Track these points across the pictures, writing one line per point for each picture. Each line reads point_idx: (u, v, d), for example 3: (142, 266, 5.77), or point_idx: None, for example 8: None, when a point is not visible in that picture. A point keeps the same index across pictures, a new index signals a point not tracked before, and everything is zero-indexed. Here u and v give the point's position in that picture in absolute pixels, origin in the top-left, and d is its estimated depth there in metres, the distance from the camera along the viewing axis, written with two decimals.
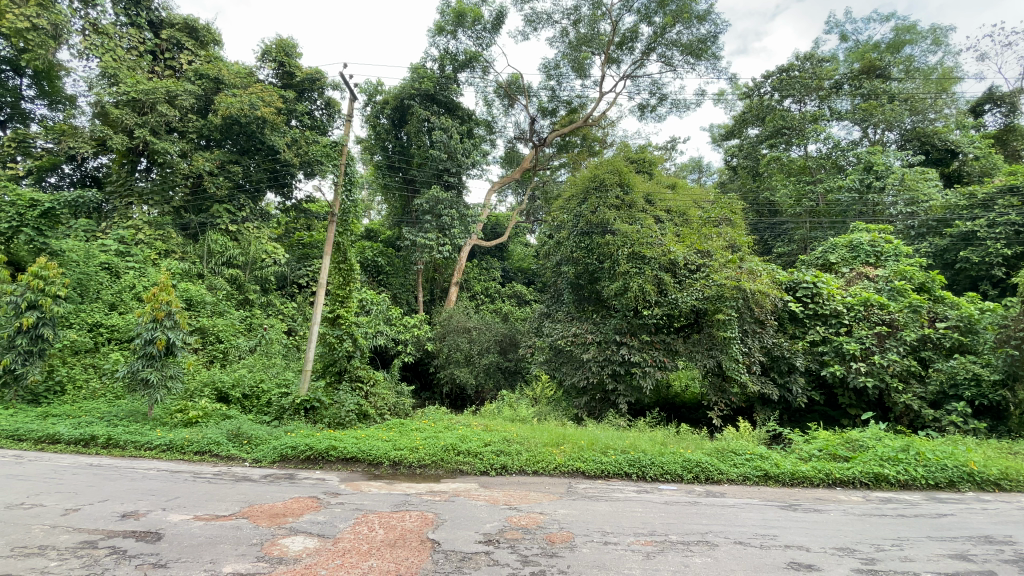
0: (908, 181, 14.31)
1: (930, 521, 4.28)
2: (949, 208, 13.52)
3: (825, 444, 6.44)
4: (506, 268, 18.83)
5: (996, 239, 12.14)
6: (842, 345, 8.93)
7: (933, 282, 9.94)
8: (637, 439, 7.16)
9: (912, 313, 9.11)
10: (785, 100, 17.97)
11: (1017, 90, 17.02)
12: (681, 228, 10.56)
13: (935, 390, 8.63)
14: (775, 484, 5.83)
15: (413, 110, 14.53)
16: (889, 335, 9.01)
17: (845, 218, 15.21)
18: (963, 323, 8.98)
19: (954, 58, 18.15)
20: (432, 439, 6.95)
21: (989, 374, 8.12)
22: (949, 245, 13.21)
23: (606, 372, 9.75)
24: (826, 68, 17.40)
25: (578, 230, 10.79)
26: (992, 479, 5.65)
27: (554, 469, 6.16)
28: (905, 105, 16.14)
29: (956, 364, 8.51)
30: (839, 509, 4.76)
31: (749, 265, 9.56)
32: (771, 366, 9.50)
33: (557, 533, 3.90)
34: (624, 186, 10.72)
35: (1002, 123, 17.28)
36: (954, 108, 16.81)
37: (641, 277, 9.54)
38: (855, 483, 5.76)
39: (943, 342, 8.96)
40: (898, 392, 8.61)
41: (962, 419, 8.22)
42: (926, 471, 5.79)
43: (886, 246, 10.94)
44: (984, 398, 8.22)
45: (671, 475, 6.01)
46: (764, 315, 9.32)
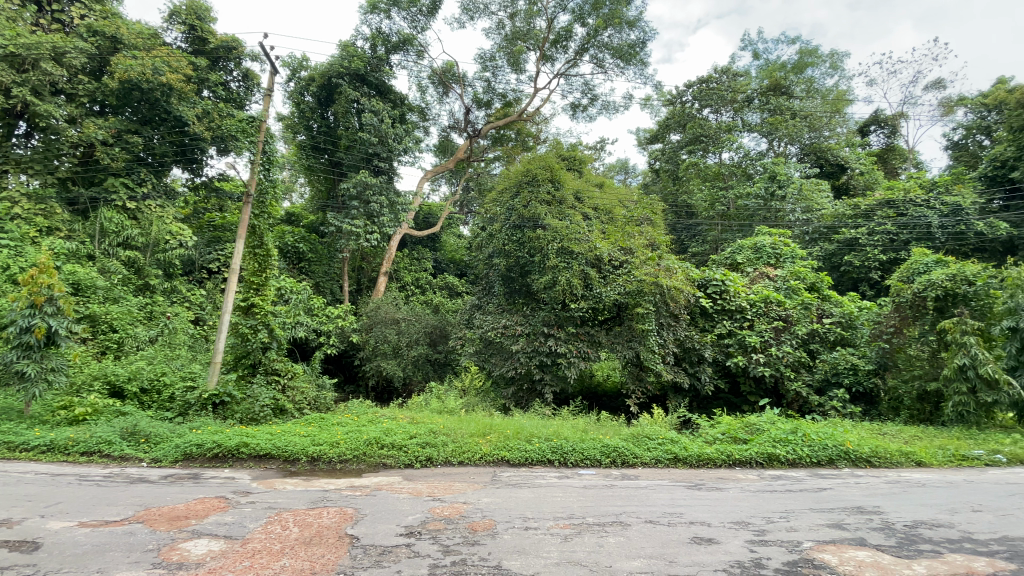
0: (805, 192, 15.91)
1: (813, 495, 4.82)
2: (838, 216, 15.22)
3: (728, 428, 7.05)
4: (438, 259, 18.60)
5: (875, 246, 14.03)
6: (745, 337, 9.78)
7: (821, 282, 11.13)
8: (561, 427, 7.41)
9: (804, 310, 10.18)
10: (704, 109, 19.16)
11: (897, 115, 19.37)
12: (607, 226, 10.97)
13: (821, 378, 9.68)
14: (683, 466, 6.28)
15: (341, 90, 13.80)
16: (784, 329, 10.01)
17: (751, 222, 16.56)
18: (845, 320, 10.09)
19: (847, 82, 20.30)
20: (354, 433, 6.74)
21: (865, 364, 9.43)
22: (836, 249, 14.80)
23: (534, 363, 9.97)
24: (740, 82, 18.75)
25: (511, 224, 10.84)
26: (863, 456, 6.44)
27: (479, 459, 6.23)
28: (805, 121, 17.83)
29: (839, 356, 9.68)
30: (737, 487, 5.23)
31: (667, 263, 10.12)
32: (683, 357, 10.17)
33: (479, 522, 3.95)
34: (555, 182, 10.94)
35: (885, 143, 19.63)
36: (845, 127, 18.80)
37: (569, 271, 9.86)
38: (752, 463, 6.35)
39: (828, 335, 9.98)
40: (791, 380, 9.56)
41: (841, 403, 9.33)
42: (811, 450, 6.51)
43: (784, 249, 12.19)
44: (860, 384, 9.44)
45: (591, 461, 6.27)
46: (678, 310, 9.94)
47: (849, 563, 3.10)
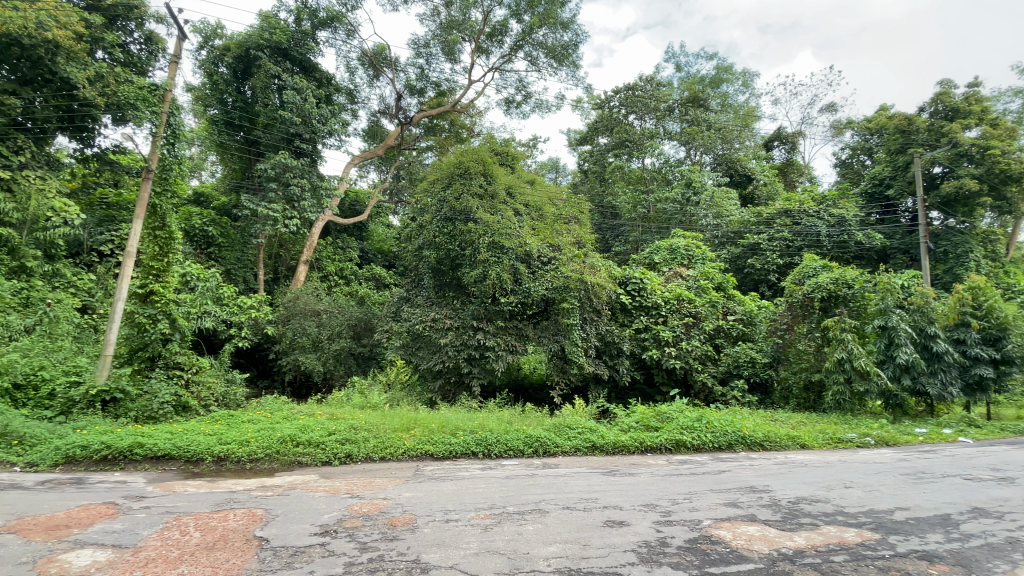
0: (716, 199, 17.25)
1: (713, 477, 5.28)
2: (743, 223, 16.74)
3: (642, 417, 7.51)
4: (364, 249, 17.99)
5: (774, 250, 15.54)
6: (660, 332, 10.46)
7: (727, 283, 12.13)
8: (485, 419, 7.49)
9: (711, 307, 11.05)
10: (630, 115, 19.98)
11: (796, 133, 21.47)
12: (537, 222, 11.17)
13: (725, 370, 10.45)
14: (600, 453, 6.61)
15: (261, 64, 12.88)
16: (694, 325, 10.82)
17: (669, 225, 17.61)
18: (746, 317, 11.07)
19: (756, 99, 22.14)
20: (267, 430, 6.38)
21: (761, 358, 10.41)
22: (741, 253, 16.19)
23: (462, 356, 9.95)
24: (662, 92, 19.79)
25: (441, 215, 10.64)
26: (758, 440, 7.12)
27: (402, 453, 6.15)
28: (718, 133, 19.25)
29: (740, 350, 10.55)
30: (647, 472, 5.59)
31: (592, 261, 10.64)
32: (604, 350, 10.61)
33: (398, 517, 3.91)
34: (487, 176, 10.84)
35: (786, 157, 21.68)
36: (753, 141, 20.52)
37: (500, 266, 9.93)
38: (661, 449, 6.81)
39: (731, 331, 10.90)
40: (698, 371, 10.36)
41: (741, 393, 10.27)
42: (713, 436, 7.10)
43: (696, 251, 13.21)
44: (757, 375, 10.44)
45: (513, 452, 6.41)
46: (600, 305, 10.43)
47: (741, 537, 3.42)
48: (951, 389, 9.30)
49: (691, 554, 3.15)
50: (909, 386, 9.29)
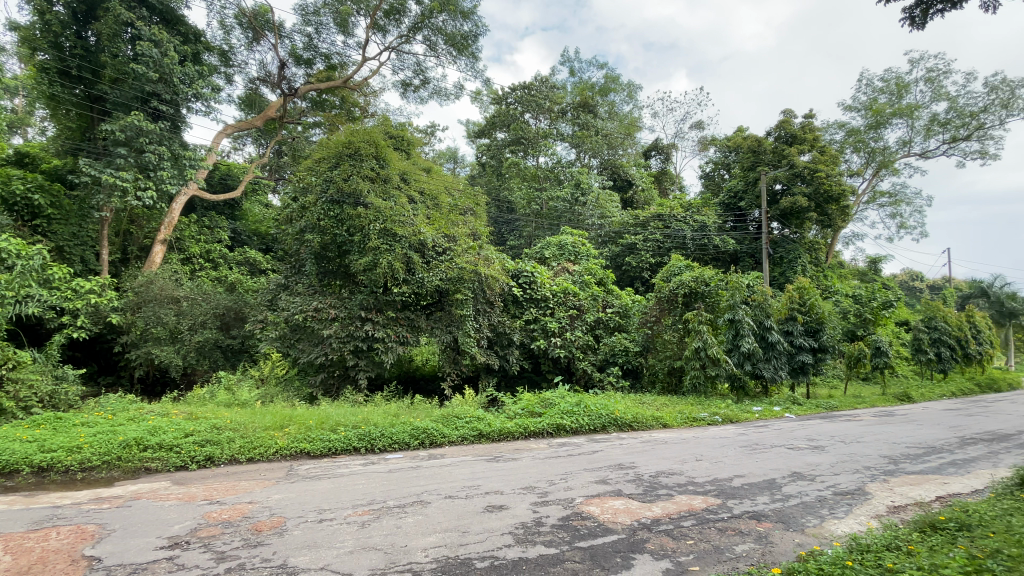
0: (600, 201, 18.50)
1: (587, 457, 5.67)
2: (624, 224, 18.14)
3: (527, 404, 7.83)
4: (236, 229, 16.22)
5: (649, 250, 17.10)
6: (547, 323, 10.94)
7: (607, 278, 13.07)
8: (370, 413, 7.22)
9: (593, 300, 11.86)
10: (525, 113, 20.45)
11: (670, 145, 23.73)
12: (431, 211, 10.98)
13: (602, 357, 11.34)
14: (485, 441, 6.73)
15: (108, 6, 10.88)
16: (578, 317, 11.50)
17: (559, 221, 18.40)
18: (622, 310, 12.05)
19: (638, 111, 24.01)
20: (106, 434, 5.49)
21: (633, 346, 11.44)
22: (620, 251, 17.54)
23: (347, 348, 9.45)
24: (556, 94, 20.56)
25: (328, 198, 9.91)
26: (628, 421, 7.78)
27: (274, 453, 5.67)
28: (605, 139, 20.60)
29: (617, 340, 11.49)
30: (529, 456, 5.83)
31: (486, 253, 10.79)
32: (495, 341, 10.80)
33: (265, 521, 3.61)
34: (380, 159, 10.37)
35: (661, 167, 23.88)
36: (634, 149, 22.25)
37: (391, 254, 9.54)
38: (543, 433, 7.14)
39: (610, 323, 11.76)
40: (580, 359, 11.05)
41: (616, 379, 11.17)
42: (590, 419, 7.61)
43: (581, 248, 14.08)
44: (629, 362, 11.45)
45: (398, 445, 6.26)
46: (493, 297, 10.56)
47: (608, 511, 3.72)
48: (781, 372, 10.99)
49: (563, 531, 3.34)
50: (750, 370, 10.80)
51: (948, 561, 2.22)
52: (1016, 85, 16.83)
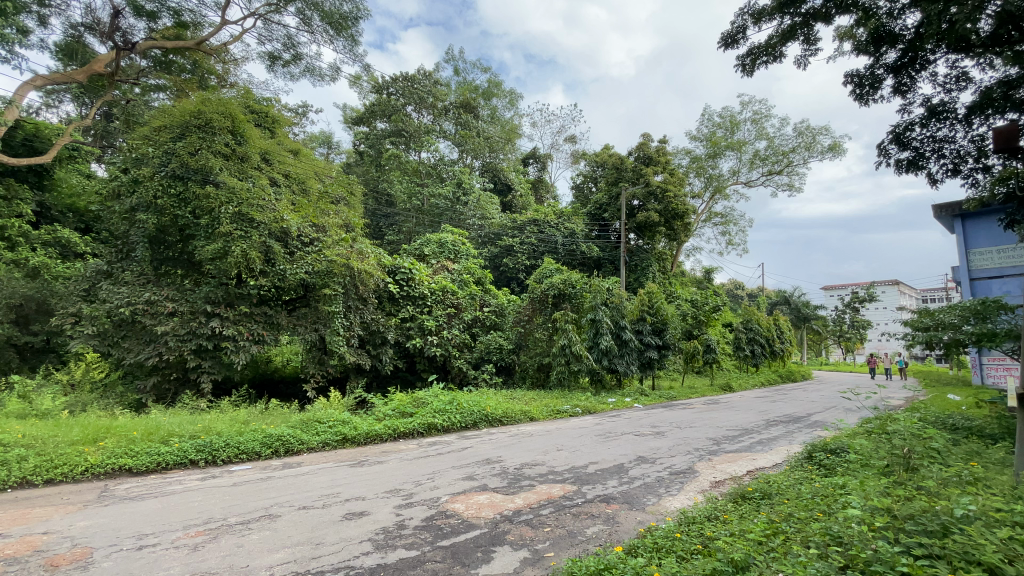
0: (481, 203, 18.76)
1: (455, 455, 5.67)
2: (502, 226, 18.60)
3: (398, 404, 7.64)
4: (43, 201, 13.16)
5: (524, 253, 17.85)
6: (423, 321, 10.74)
7: (485, 278, 13.27)
8: (214, 421, 6.38)
9: (470, 299, 11.96)
10: (407, 105, 19.87)
11: (547, 155, 24.96)
12: (297, 198, 10.13)
13: (477, 356, 11.46)
14: (350, 445, 6.36)
15: None
16: (455, 315, 11.51)
17: (440, 219, 18.22)
18: (498, 309, 12.34)
19: (519, 118, 24.78)
20: None
21: (507, 344, 11.76)
22: (498, 252, 17.96)
23: (188, 348, 8.24)
24: (439, 90, 20.30)
25: (168, 173, 8.56)
26: (498, 417, 7.96)
27: (82, 473, 4.70)
28: (486, 142, 20.99)
29: (492, 339, 11.70)
30: (396, 458, 5.65)
31: (360, 246, 10.21)
32: (368, 340, 10.24)
33: (64, 554, 2.98)
34: (236, 136, 9.25)
35: (537, 174, 24.97)
36: (515, 155, 22.96)
37: (247, 242, 8.46)
38: (413, 434, 6.97)
39: (486, 321, 11.98)
40: (455, 358, 11.04)
41: (489, 376, 11.35)
42: (462, 416, 7.64)
43: (461, 247, 14.05)
44: (503, 360, 11.77)
45: (247, 455, 5.62)
46: (366, 293, 10.02)
47: (472, 507, 3.75)
48: (631, 367, 12.18)
49: (425, 532, 3.29)
50: (607, 365, 11.80)
51: (753, 526, 2.62)
52: (814, 132, 20.76)
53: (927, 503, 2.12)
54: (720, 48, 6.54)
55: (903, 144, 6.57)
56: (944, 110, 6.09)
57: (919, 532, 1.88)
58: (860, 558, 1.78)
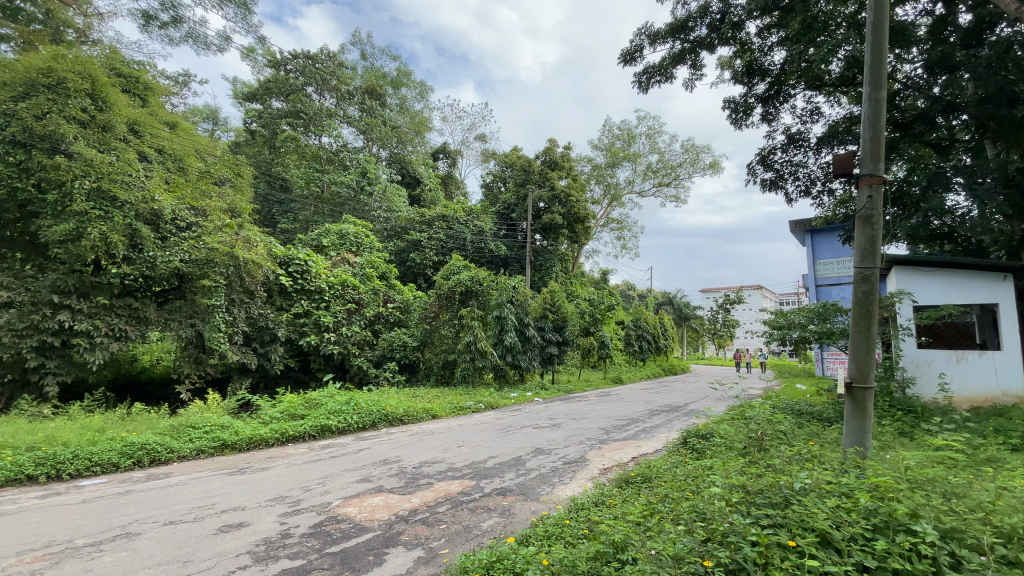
0: (387, 193, 18.13)
1: (350, 457, 5.42)
2: (409, 220, 18.15)
3: (287, 407, 7.12)
4: None
5: (431, 248, 17.61)
6: (319, 317, 10.09)
7: (390, 273, 12.83)
8: (58, 430, 5.45)
9: (373, 294, 11.47)
10: (307, 86, 18.50)
11: (457, 151, 24.77)
12: (173, 176, 9.06)
13: (379, 353, 11.04)
14: (230, 452, 5.81)
15: None
16: (355, 311, 11.00)
17: (342, 209, 17.29)
18: (402, 306, 12.04)
19: (429, 111, 24.26)
20: None
21: (411, 341, 11.51)
22: (404, 247, 17.50)
23: (28, 345, 6.96)
24: (344, 73, 19.24)
25: (5, 137, 7.15)
26: (399, 416, 7.73)
27: None
28: (393, 132, 20.33)
29: (395, 336, 11.37)
30: (283, 463, 5.26)
31: (247, 234, 9.37)
32: (253, 337, 9.45)
33: None
34: (97, 101, 7.99)
35: (447, 169, 24.68)
36: (423, 148, 22.51)
37: (108, 224, 7.38)
38: (304, 437, 6.53)
39: (389, 318, 11.62)
40: (354, 356, 10.54)
41: (391, 374, 11.02)
42: (359, 416, 7.32)
43: (364, 240, 13.40)
44: (405, 357, 11.49)
45: (102, 467, 4.89)
46: (254, 286, 9.23)
47: (366, 510, 3.62)
48: (534, 362, 12.53)
49: (313, 539, 3.11)
50: (511, 361, 12.04)
51: (634, 508, 2.82)
52: (698, 150, 22.94)
53: (774, 479, 2.44)
54: (619, 64, 6.99)
55: (768, 165, 7.56)
56: (800, 138, 7.09)
57: (766, 504, 2.16)
58: (719, 531, 2.00)
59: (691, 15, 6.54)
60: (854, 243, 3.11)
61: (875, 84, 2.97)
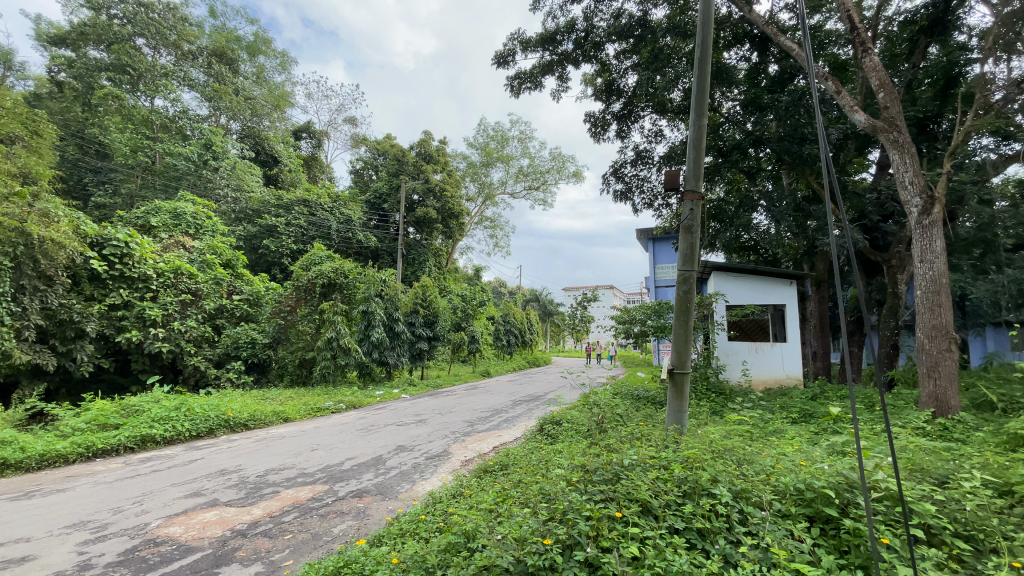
0: (237, 170, 16.10)
1: (180, 469, 4.73)
2: (263, 202, 16.42)
3: (96, 415, 5.96)
4: None
5: (288, 236, 16.19)
6: (144, 310, 8.56)
7: (236, 261, 11.44)
8: None
9: (214, 285, 10.16)
10: (136, 36, 15.59)
11: (322, 132, 23.02)
12: None
13: (221, 352, 9.79)
14: (10, 474, 4.66)
15: None
16: (191, 303, 9.60)
17: (178, 185, 14.90)
18: (251, 297, 10.89)
19: (292, 85, 22.09)
20: None
21: (261, 338, 10.48)
22: (257, 232, 15.83)
23: None
24: (187, 29, 16.71)
25: None
26: (243, 420, 6.93)
27: None
28: (246, 102, 18.26)
29: (241, 331, 10.21)
30: (88, 482, 4.38)
31: (44, 205, 7.52)
32: (51, 333, 7.63)
33: None
34: None
35: (311, 151, 22.81)
36: (283, 125, 20.52)
37: None
38: (118, 450, 5.49)
39: (234, 311, 10.38)
40: (189, 355, 9.18)
41: (236, 375, 9.87)
42: (191, 424, 6.39)
43: (205, 222, 11.72)
44: (255, 356, 10.37)
45: None
46: (54, 270, 7.46)
47: (194, 528, 3.19)
48: (402, 358, 12.20)
49: (123, 567, 2.65)
50: (377, 358, 11.56)
51: (487, 497, 2.90)
52: (564, 159, 24.46)
53: (608, 457, 2.71)
54: (493, 65, 7.13)
55: (619, 177, 8.34)
56: (646, 155, 7.96)
57: (602, 481, 2.40)
58: (559, 509, 2.15)
59: (559, 29, 6.93)
60: (679, 248, 3.55)
61: (699, 110, 3.38)
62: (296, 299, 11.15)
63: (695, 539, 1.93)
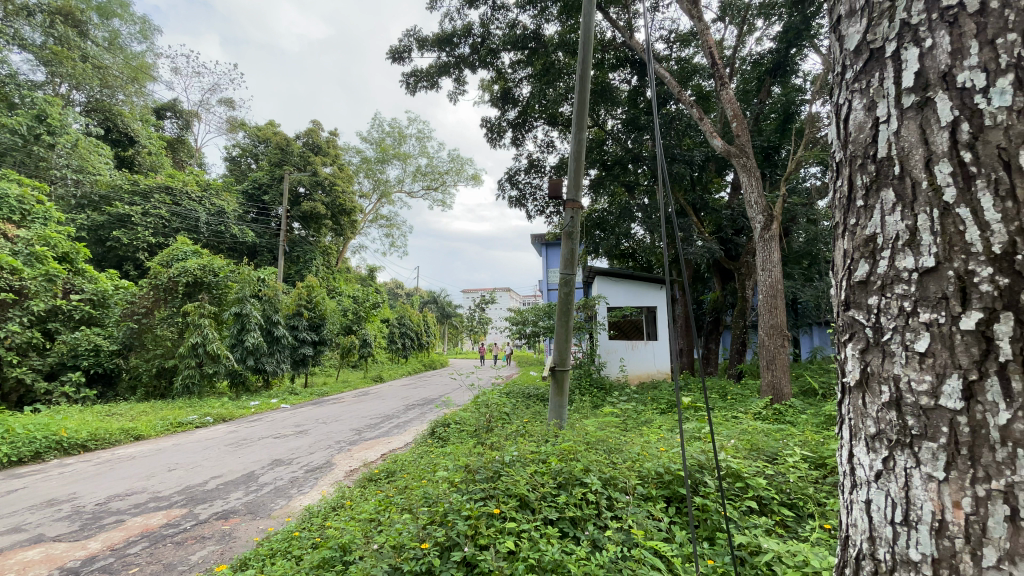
0: (80, 148, 13.53)
1: None
2: (113, 187, 14.18)
3: None
4: None
5: (145, 227, 14.26)
6: None
7: (77, 255, 9.73)
8: None
9: (46, 282, 8.50)
10: None
11: (191, 113, 20.57)
12: None
13: (53, 362, 8.32)
14: None
15: None
16: (14, 304, 7.97)
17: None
18: (96, 297, 9.38)
19: (154, 57, 19.39)
20: None
21: (107, 344, 9.05)
22: (105, 222, 13.64)
23: None
24: None
25: None
26: (81, 441, 5.89)
27: None
28: (95, 72, 15.66)
29: (80, 336, 8.72)
30: None
31: None
32: None
33: None
34: None
35: (176, 133, 20.25)
36: (142, 100, 17.97)
37: None
38: None
39: (73, 314, 8.85)
40: (10, 366, 7.62)
41: (74, 388, 8.39)
42: (10, 448, 5.30)
43: (35, 207, 9.78)
44: (99, 366, 8.91)
45: None
46: None
47: (9, 571, 2.65)
48: (282, 365, 11.26)
49: None
50: (252, 365, 10.55)
51: (369, 506, 2.80)
52: (462, 161, 24.53)
53: (490, 456, 2.77)
54: (387, 60, 6.92)
55: (514, 184, 8.57)
56: (539, 164, 8.29)
57: (483, 479, 2.44)
58: (440, 512, 2.14)
59: (456, 31, 6.91)
60: (561, 253, 3.73)
61: (579, 125, 3.57)
62: (157, 299, 9.77)
63: (568, 527, 2.03)
